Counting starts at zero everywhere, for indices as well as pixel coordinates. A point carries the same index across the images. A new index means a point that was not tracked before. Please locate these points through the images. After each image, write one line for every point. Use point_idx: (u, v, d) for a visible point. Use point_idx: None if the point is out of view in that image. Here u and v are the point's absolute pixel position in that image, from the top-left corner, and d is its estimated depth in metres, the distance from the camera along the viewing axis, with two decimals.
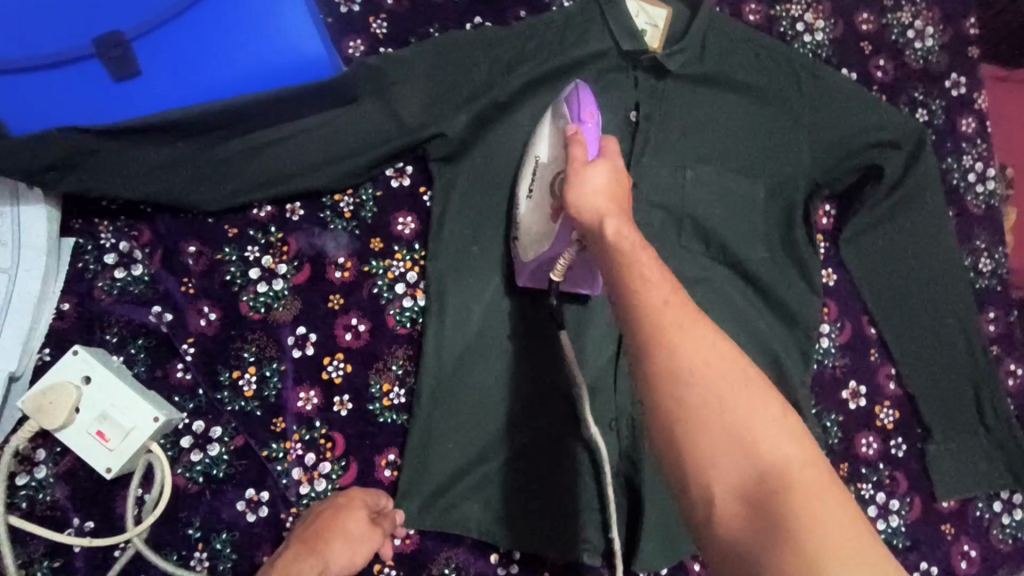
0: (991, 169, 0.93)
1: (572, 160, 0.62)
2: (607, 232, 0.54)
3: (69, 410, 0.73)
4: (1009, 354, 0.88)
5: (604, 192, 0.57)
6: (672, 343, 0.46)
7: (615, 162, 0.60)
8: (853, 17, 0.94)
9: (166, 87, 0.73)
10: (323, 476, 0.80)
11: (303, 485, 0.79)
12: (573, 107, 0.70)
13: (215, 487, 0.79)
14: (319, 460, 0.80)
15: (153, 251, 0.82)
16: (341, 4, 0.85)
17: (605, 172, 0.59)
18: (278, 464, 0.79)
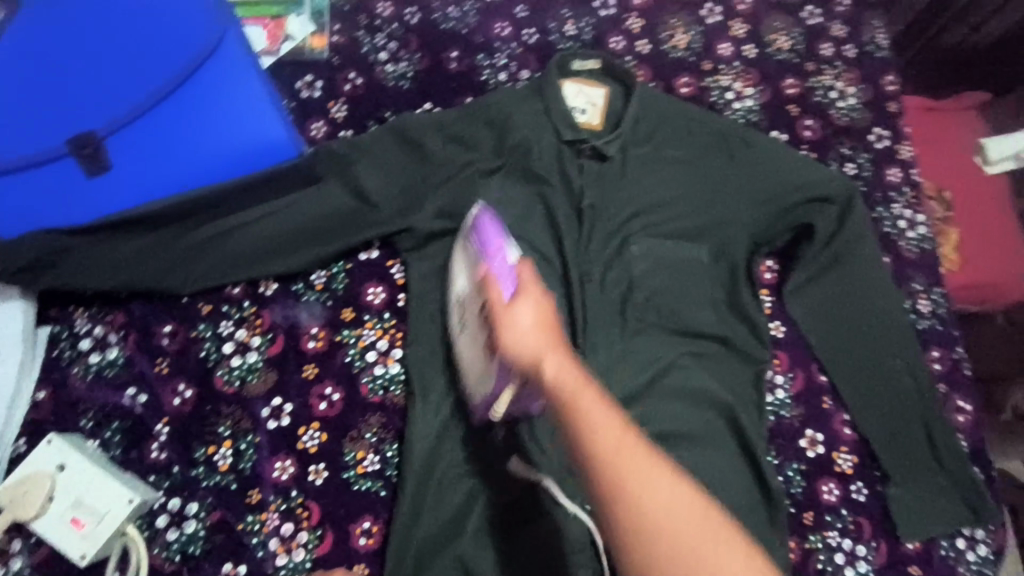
0: (920, 215, 0.99)
1: (493, 301, 0.61)
2: (552, 382, 0.54)
3: (43, 498, 0.72)
4: (955, 391, 0.91)
5: (542, 333, 0.57)
6: (633, 482, 0.49)
7: (537, 293, 0.60)
8: (779, 83, 1.02)
9: (135, 179, 0.78)
10: (301, 546, 0.76)
11: (280, 556, 0.76)
12: (481, 235, 0.72)
13: (191, 564, 0.75)
14: (297, 529, 0.77)
15: (126, 333, 0.82)
16: (301, 89, 0.91)
17: (533, 307, 0.59)
18: (254, 536, 0.76)
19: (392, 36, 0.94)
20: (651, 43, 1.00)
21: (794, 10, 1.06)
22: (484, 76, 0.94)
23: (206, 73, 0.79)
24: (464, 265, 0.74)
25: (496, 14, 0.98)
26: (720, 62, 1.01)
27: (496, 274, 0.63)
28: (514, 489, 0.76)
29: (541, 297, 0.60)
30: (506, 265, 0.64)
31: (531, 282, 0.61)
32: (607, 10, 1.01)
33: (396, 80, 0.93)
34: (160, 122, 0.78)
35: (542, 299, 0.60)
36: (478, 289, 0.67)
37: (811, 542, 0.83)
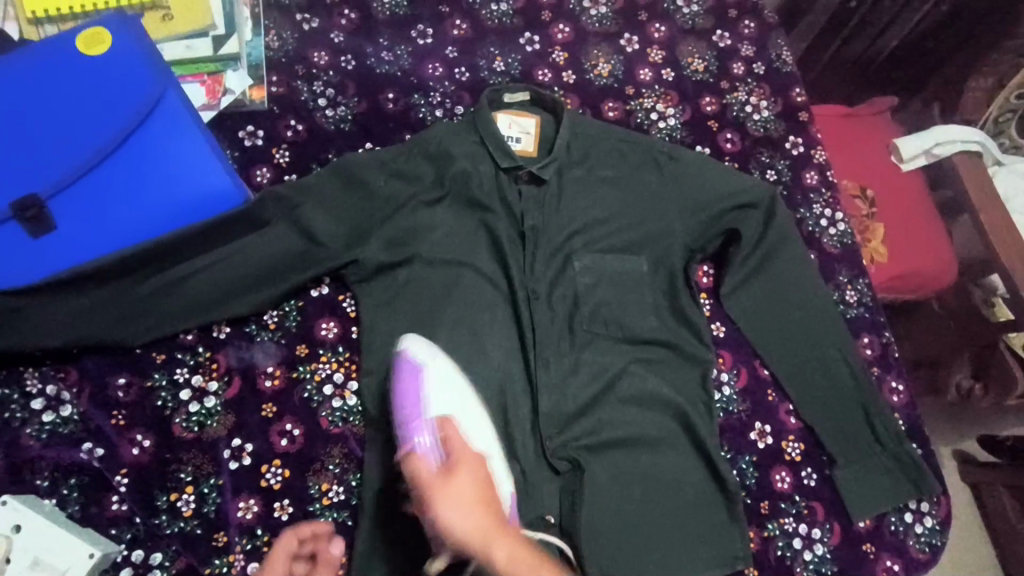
0: (840, 213, 1.06)
1: (425, 482, 0.62)
2: (503, 566, 0.57)
3: None
4: (888, 373, 0.97)
5: (484, 511, 0.60)
6: None
7: (474, 465, 0.64)
8: (698, 102, 1.09)
9: (83, 235, 0.79)
10: None
11: None
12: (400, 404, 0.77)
13: None
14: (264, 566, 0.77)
15: (80, 389, 0.82)
16: (245, 138, 0.95)
17: (472, 481, 0.62)
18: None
19: (331, 83, 0.99)
20: (577, 73, 1.07)
21: (705, 35, 1.14)
22: (421, 114, 0.99)
23: (150, 129, 0.82)
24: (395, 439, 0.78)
25: (428, 56, 1.03)
26: (642, 86, 1.09)
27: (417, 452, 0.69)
28: None
29: (476, 470, 0.64)
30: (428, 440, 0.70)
31: (463, 455, 0.65)
32: (533, 45, 1.07)
33: (337, 123, 0.97)
34: (105, 179, 0.80)
35: (477, 471, 0.64)
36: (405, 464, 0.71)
37: (769, 530, 0.87)
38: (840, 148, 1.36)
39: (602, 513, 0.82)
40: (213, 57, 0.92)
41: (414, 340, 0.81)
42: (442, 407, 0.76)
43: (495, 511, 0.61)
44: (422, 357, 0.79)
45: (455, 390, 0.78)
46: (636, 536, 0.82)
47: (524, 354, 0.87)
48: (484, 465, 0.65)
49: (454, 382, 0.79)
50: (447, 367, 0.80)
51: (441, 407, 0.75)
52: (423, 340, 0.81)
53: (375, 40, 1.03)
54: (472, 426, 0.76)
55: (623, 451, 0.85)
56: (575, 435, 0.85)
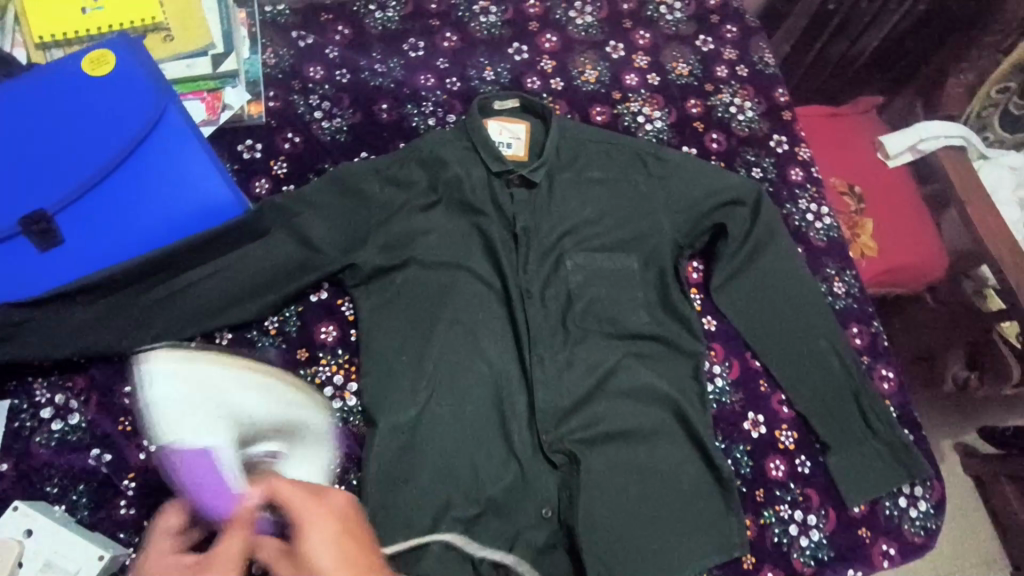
0: (825, 207, 1.09)
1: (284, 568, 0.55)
2: None
3: (11, 565, 0.72)
4: (878, 361, 0.99)
5: (341, 572, 0.52)
6: None
7: (314, 524, 0.54)
8: (683, 104, 1.12)
9: (87, 249, 0.82)
10: None
11: None
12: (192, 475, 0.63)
13: None
14: None
15: (88, 397, 0.84)
16: (243, 151, 0.98)
17: (320, 544, 0.53)
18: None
19: (327, 96, 1.03)
20: (564, 80, 1.11)
21: (688, 40, 1.18)
22: (414, 123, 1.03)
23: (151, 145, 0.85)
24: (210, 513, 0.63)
25: (420, 68, 1.07)
26: (628, 91, 1.12)
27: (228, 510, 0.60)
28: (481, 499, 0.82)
29: (327, 525, 0.54)
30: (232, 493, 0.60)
31: (309, 509, 0.55)
32: (521, 55, 1.11)
33: (333, 133, 1.00)
34: (109, 194, 0.83)
35: (328, 525, 0.54)
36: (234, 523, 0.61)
37: (765, 518, 0.88)
38: (825, 146, 1.39)
39: (600, 504, 0.84)
40: (211, 75, 0.96)
41: (149, 379, 0.66)
42: (183, 431, 0.63)
43: (360, 566, 0.53)
44: (176, 403, 0.64)
45: (247, 388, 0.67)
46: (635, 526, 0.83)
47: (519, 351, 0.90)
48: (340, 513, 0.56)
49: (223, 399, 0.66)
50: (193, 394, 0.65)
51: (212, 430, 0.63)
52: (161, 358, 0.67)
53: (368, 54, 1.07)
54: (270, 415, 0.67)
55: (618, 443, 0.87)
56: (572, 428, 0.87)
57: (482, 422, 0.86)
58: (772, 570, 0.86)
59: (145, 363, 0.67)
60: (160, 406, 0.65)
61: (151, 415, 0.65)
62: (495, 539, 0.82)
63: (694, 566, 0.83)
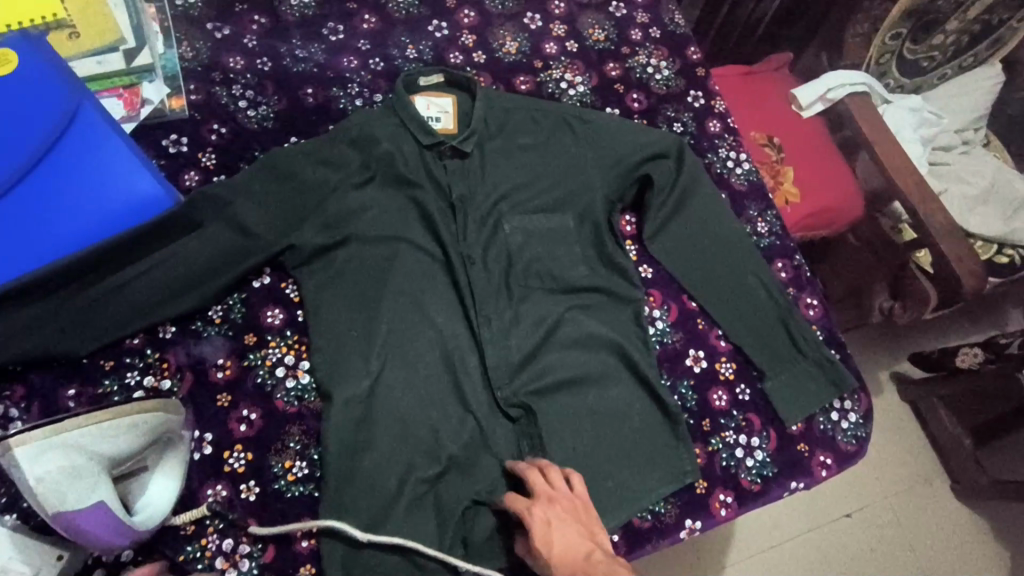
0: (743, 154, 1.16)
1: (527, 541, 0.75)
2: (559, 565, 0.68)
3: None
4: (803, 291, 1.07)
5: (575, 533, 0.71)
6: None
7: (556, 499, 0.75)
8: (602, 68, 1.17)
9: (10, 251, 0.79)
10: (246, 556, 0.78)
11: (228, 572, 0.77)
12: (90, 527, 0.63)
13: None
14: (238, 543, 0.79)
15: (30, 403, 0.82)
16: (168, 146, 0.96)
17: (551, 511, 0.73)
18: (197, 563, 0.78)
19: (249, 85, 1.02)
20: (486, 53, 1.13)
21: (602, 7, 1.23)
22: (341, 104, 1.03)
23: (69, 143, 0.83)
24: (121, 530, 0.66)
25: (343, 51, 1.08)
26: (549, 59, 1.16)
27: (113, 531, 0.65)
28: (443, 459, 0.85)
29: (559, 509, 0.74)
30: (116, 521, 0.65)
31: (538, 503, 0.75)
32: (442, 32, 1.13)
33: (260, 121, 1.00)
34: (30, 194, 0.81)
35: (556, 508, 0.74)
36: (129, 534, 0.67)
37: (713, 445, 0.94)
38: (741, 103, 1.47)
39: (556, 451, 0.87)
40: (125, 71, 0.93)
41: (33, 458, 0.61)
42: (46, 495, 0.61)
43: (580, 530, 0.71)
44: (56, 478, 0.61)
45: (111, 438, 0.66)
46: (592, 465, 0.88)
47: (466, 313, 0.93)
48: (568, 503, 0.75)
49: (87, 454, 0.64)
50: (66, 463, 0.62)
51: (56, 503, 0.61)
52: (45, 437, 0.62)
53: (288, 40, 1.06)
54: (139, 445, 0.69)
55: (570, 391, 0.91)
56: (524, 381, 0.90)
57: (436, 385, 0.88)
58: (723, 492, 0.91)
59: (18, 446, 0.61)
60: (44, 483, 0.61)
61: (42, 492, 0.61)
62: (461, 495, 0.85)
63: (650, 495, 0.87)
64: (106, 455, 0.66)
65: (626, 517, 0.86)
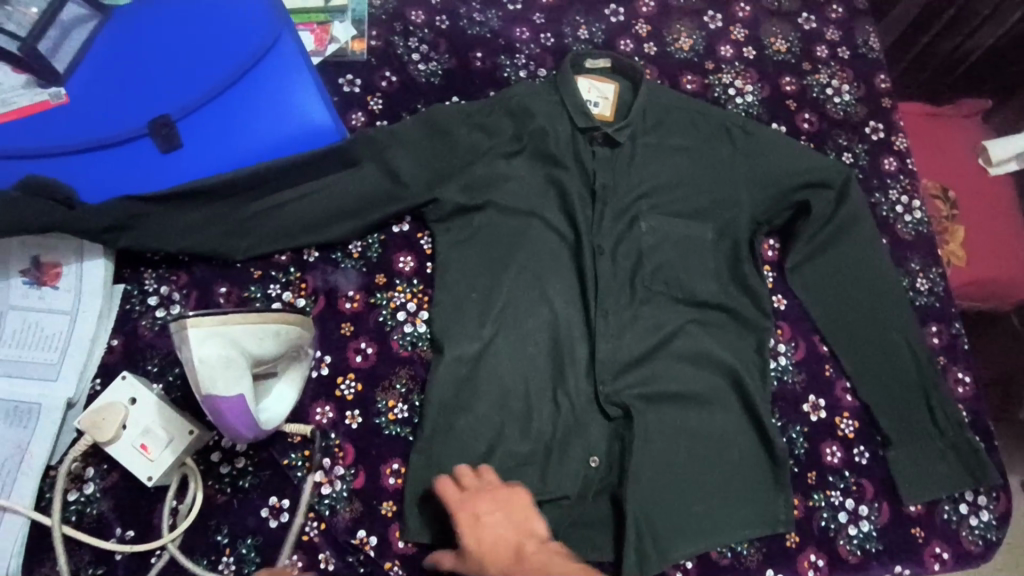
0: (917, 200, 1.04)
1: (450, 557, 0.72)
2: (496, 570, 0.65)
3: (118, 425, 0.77)
4: (955, 363, 0.95)
5: (505, 527, 0.68)
6: None
7: (484, 494, 0.72)
8: (777, 81, 1.10)
9: (202, 155, 0.88)
10: (338, 478, 0.84)
11: (323, 487, 0.84)
12: (227, 414, 0.69)
13: (241, 496, 0.82)
14: (334, 464, 0.85)
15: (189, 292, 0.91)
16: (343, 84, 1.01)
17: (484, 506, 0.70)
18: (297, 470, 0.84)
19: (425, 39, 1.05)
20: (658, 46, 1.09)
21: (791, 17, 1.14)
22: (506, 73, 1.04)
23: (262, 67, 0.90)
24: (247, 424, 0.71)
25: (517, 20, 1.08)
26: (722, 62, 1.10)
27: (240, 422, 0.70)
28: (533, 440, 0.85)
29: (488, 502, 0.71)
30: (246, 415, 0.70)
31: (466, 498, 0.72)
32: (617, 17, 1.10)
33: (428, 75, 1.03)
34: (224, 107, 0.89)
35: (486, 502, 0.71)
36: (252, 429, 0.72)
37: (814, 501, 0.87)
38: (920, 148, 1.34)
39: (649, 461, 0.85)
40: (321, 8, 1.00)
41: (200, 340, 0.68)
42: (202, 375, 0.68)
43: (511, 522, 0.68)
44: (213, 363, 0.68)
45: (258, 339, 0.71)
46: (682, 487, 0.84)
47: (586, 302, 0.91)
48: (468, 504, 0.71)
49: (239, 351, 0.69)
50: (224, 352, 0.69)
51: (208, 384, 0.68)
52: (213, 324, 0.68)
53: (468, 2, 1.08)
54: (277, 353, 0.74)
55: (675, 408, 0.88)
56: (629, 383, 0.88)
57: (542, 365, 0.88)
58: (815, 553, 0.85)
59: (192, 326, 0.68)
60: (203, 364, 0.68)
61: (200, 371, 0.67)
62: (545, 476, 0.84)
63: (733, 536, 0.83)
64: (252, 355, 0.71)
65: (705, 548, 0.82)
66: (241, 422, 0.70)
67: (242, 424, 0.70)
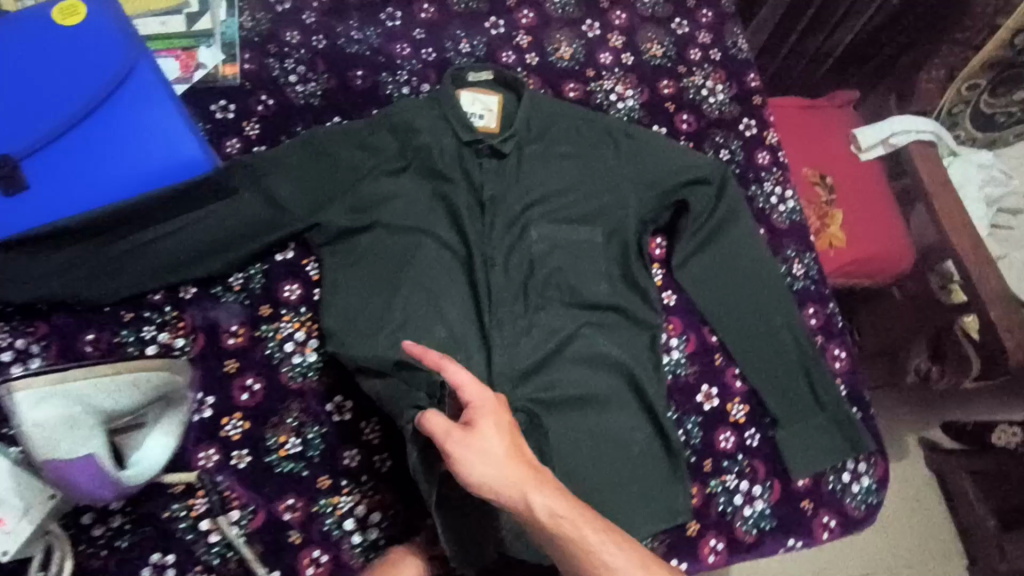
0: (789, 191, 1.11)
1: (462, 449, 0.66)
2: (528, 484, 0.66)
3: None
4: (832, 341, 1.02)
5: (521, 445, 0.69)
6: (569, 518, 0.66)
7: (503, 409, 0.69)
8: (656, 85, 1.13)
9: (54, 196, 0.83)
10: (233, 524, 0.81)
11: (212, 535, 0.80)
12: (78, 477, 0.67)
13: (119, 557, 0.78)
14: (227, 510, 0.81)
15: (49, 343, 0.84)
16: (217, 111, 0.96)
17: (508, 422, 0.69)
18: (181, 522, 0.80)
19: (302, 60, 1.02)
20: (539, 56, 1.11)
21: (664, 22, 1.19)
22: (388, 91, 1.03)
23: (118, 98, 0.85)
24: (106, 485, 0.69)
25: (397, 37, 1.07)
26: (602, 69, 1.13)
27: (96, 484, 0.69)
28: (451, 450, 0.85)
29: (509, 417, 0.69)
30: (100, 476, 0.68)
31: (493, 407, 0.69)
32: (498, 29, 1.11)
33: (307, 97, 1.00)
34: (75, 144, 0.84)
35: (509, 418, 0.69)
36: (113, 488, 0.70)
37: (712, 487, 0.91)
38: (793, 139, 1.43)
39: (551, 470, 0.85)
40: (185, 33, 0.96)
41: (33, 402, 0.65)
42: (42, 441, 0.65)
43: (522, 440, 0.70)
44: (52, 426, 0.65)
45: (109, 395, 0.69)
46: (585, 488, 0.86)
47: (480, 315, 0.92)
48: (504, 406, 0.70)
49: (84, 409, 0.67)
50: (66, 412, 0.66)
51: (51, 450, 0.66)
52: (47, 384, 0.65)
53: (345, 20, 1.06)
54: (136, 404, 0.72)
55: (575, 411, 0.89)
56: (528, 391, 0.89)
57: None
58: (714, 538, 0.88)
59: (21, 390, 0.65)
60: (39, 429, 0.65)
61: (36, 437, 0.65)
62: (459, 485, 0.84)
63: (638, 533, 0.85)
64: (103, 410, 0.69)
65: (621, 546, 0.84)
66: (98, 484, 0.69)
67: (97, 485, 0.69)
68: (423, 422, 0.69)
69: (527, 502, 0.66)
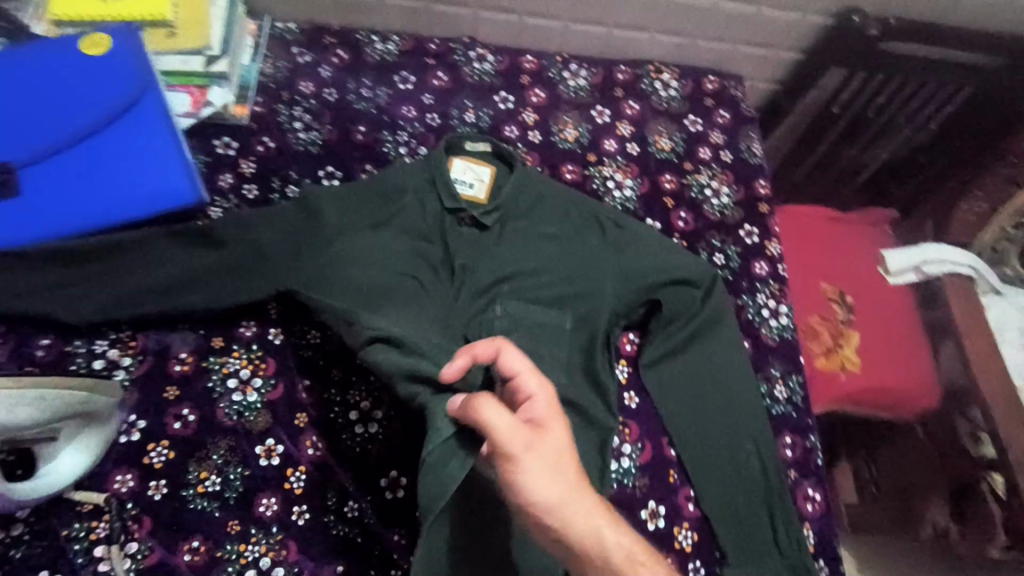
0: (784, 306, 1.05)
1: (527, 452, 0.61)
2: (593, 507, 0.61)
3: None
4: (806, 480, 0.93)
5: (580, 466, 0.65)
6: (634, 556, 0.60)
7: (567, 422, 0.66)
8: (657, 178, 1.11)
9: (43, 205, 0.88)
10: (128, 556, 0.78)
11: (102, 563, 0.77)
12: None
13: (7, 569, 0.76)
14: (127, 539, 0.79)
15: (7, 339, 0.87)
16: (218, 146, 1.01)
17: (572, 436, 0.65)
18: (78, 543, 0.78)
19: (309, 110, 1.06)
20: (542, 134, 1.12)
21: (678, 117, 1.18)
22: (386, 148, 1.05)
23: (122, 125, 0.91)
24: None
25: (405, 99, 1.10)
26: (604, 155, 1.12)
27: None
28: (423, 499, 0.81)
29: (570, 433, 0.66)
30: None
31: (559, 416, 0.65)
32: (506, 104, 1.13)
33: (307, 144, 1.04)
34: (74, 162, 0.89)
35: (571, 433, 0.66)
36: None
37: None
38: (805, 250, 1.33)
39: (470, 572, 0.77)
40: (202, 72, 1.00)
41: None
42: None
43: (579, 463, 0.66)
44: None
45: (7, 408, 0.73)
46: None
47: None
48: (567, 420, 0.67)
49: None
50: None
51: None
52: None
53: (359, 78, 1.10)
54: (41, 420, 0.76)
55: None
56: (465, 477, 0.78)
57: None
58: None
59: None
60: None
61: None
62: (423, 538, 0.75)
63: None
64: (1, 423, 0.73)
65: None
66: None
67: None
68: (480, 412, 0.63)
69: (591, 527, 0.60)
